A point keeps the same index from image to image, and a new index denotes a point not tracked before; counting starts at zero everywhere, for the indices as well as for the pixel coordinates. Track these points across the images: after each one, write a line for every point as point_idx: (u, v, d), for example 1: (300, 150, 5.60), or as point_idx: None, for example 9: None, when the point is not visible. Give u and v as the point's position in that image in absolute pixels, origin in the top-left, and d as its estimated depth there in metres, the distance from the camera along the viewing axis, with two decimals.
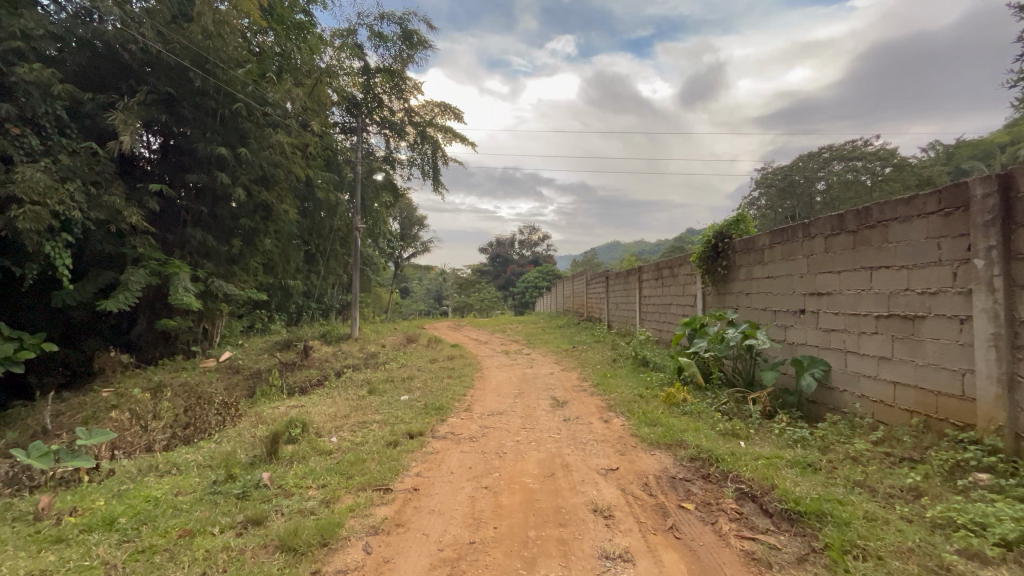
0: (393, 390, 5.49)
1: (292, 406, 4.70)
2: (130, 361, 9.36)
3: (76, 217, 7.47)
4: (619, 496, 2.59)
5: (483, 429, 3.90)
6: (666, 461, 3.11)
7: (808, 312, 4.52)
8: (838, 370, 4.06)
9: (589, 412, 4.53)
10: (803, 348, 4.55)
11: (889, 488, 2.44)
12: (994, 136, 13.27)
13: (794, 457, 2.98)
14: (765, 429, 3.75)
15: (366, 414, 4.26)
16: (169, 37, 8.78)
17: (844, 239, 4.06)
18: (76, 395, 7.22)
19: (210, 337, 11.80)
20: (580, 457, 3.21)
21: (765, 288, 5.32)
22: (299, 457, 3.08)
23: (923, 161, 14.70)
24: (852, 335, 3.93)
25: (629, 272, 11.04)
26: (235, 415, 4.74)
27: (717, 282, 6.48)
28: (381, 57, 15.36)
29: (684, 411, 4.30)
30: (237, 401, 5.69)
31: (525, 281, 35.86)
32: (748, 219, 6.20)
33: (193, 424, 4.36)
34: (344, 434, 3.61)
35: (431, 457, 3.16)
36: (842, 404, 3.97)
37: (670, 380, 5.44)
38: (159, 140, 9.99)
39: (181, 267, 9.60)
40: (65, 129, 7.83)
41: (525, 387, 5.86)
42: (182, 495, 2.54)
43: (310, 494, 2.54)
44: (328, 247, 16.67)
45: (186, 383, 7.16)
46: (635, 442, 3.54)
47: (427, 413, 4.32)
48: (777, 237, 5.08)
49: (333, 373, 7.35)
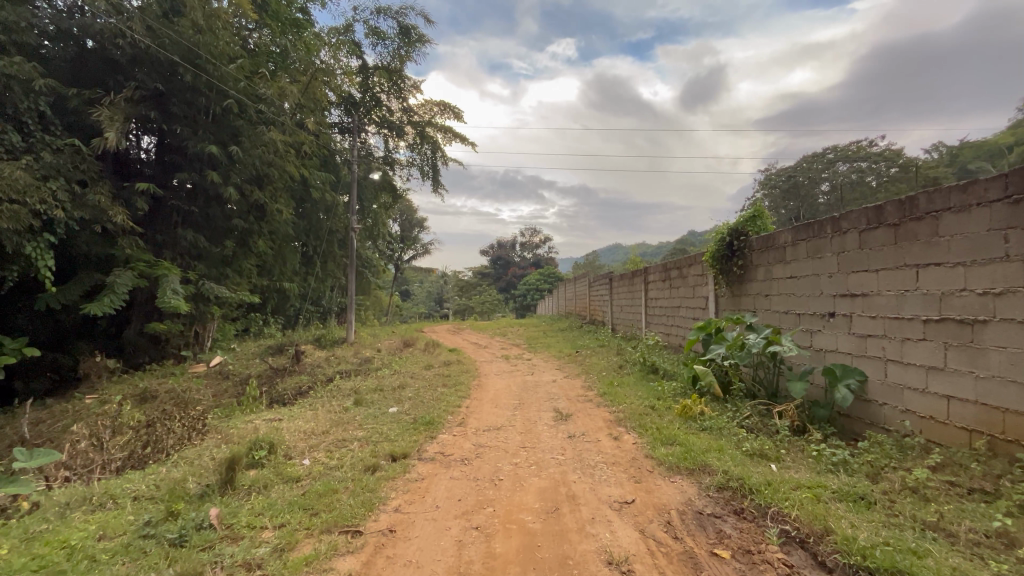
0: (382, 402, 5.03)
1: (268, 421, 4.26)
2: (117, 367, 8.94)
3: (58, 217, 7.06)
4: (638, 542, 2.14)
5: (478, 449, 3.45)
6: (690, 490, 2.67)
7: (839, 315, 4.07)
8: (876, 381, 3.61)
9: (596, 427, 4.07)
10: (834, 356, 4.09)
11: (970, 534, 2.00)
12: (999, 137, 12.41)
13: (842, 488, 2.53)
14: (798, 449, 3.31)
15: (347, 431, 3.80)
16: (159, 31, 8.34)
17: (883, 233, 3.61)
18: (58, 403, 6.81)
19: (200, 341, 11.19)
20: (587, 485, 2.76)
21: (787, 290, 4.86)
22: (262, 486, 2.64)
23: (927, 161, 14.23)
24: (893, 341, 3.48)
25: (634, 274, 10.58)
26: (205, 430, 4.29)
27: (732, 283, 6.04)
28: (379, 56, 14.96)
29: (703, 426, 3.84)
30: (216, 413, 5.23)
31: (526, 284, 35.39)
32: (766, 214, 5.70)
33: (157, 439, 3.93)
34: (318, 456, 3.16)
35: (415, 486, 2.71)
36: (883, 419, 3.51)
37: (684, 390, 4.98)
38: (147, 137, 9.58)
39: (171, 269, 9.15)
40: (48, 125, 7.42)
41: (526, 397, 5.39)
42: (107, 540, 2.08)
43: (263, 538, 2.10)
44: (325, 248, 16.24)
45: (172, 389, 6.76)
46: (651, 466, 3.08)
47: (416, 429, 3.87)
48: (801, 233, 4.62)
49: (323, 380, 6.88)
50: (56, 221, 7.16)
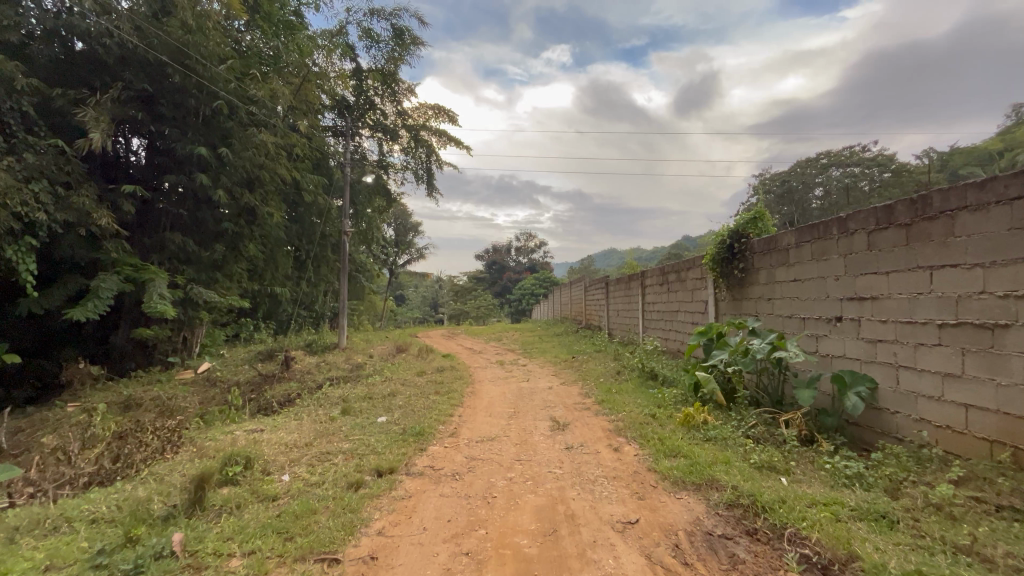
0: (371, 411, 4.81)
1: (250, 433, 4.03)
2: (101, 374, 8.64)
3: (40, 220, 6.81)
4: (644, 569, 1.94)
5: (470, 462, 3.26)
6: (697, 508, 2.49)
7: (846, 320, 3.91)
8: (888, 389, 3.45)
9: (595, 437, 3.88)
10: (841, 362, 3.93)
11: (1008, 557, 1.83)
12: (989, 143, 12.46)
13: (860, 505, 2.36)
14: (809, 461, 3.14)
15: (332, 443, 3.58)
16: (148, 31, 8.14)
17: (893, 234, 3.46)
18: (39, 411, 6.54)
19: (188, 346, 10.86)
20: (588, 503, 2.56)
21: (791, 293, 4.70)
22: (234, 507, 2.43)
23: (917, 167, 14.32)
24: (906, 347, 3.32)
25: (631, 278, 10.43)
26: (182, 441, 4.06)
27: (733, 287, 5.89)
28: (373, 58, 14.79)
29: (707, 437, 3.66)
30: (196, 423, 4.99)
31: (521, 288, 35.24)
32: (766, 216, 5.56)
33: (130, 451, 3.69)
34: (299, 471, 2.95)
35: (402, 505, 2.52)
36: (896, 428, 3.35)
37: (685, 397, 4.80)
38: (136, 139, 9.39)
39: (158, 273, 8.87)
40: (31, 126, 7.19)
41: (521, 406, 5.19)
42: (57, 571, 1.87)
43: (228, 569, 1.89)
44: (317, 253, 15.99)
45: (157, 397, 6.52)
46: (655, 481, 2.89)
47: (405, 440, 3.66)
48: (806, 234, 4.47)
49: (312, 388, 6.64)
50: (38, 224, 6.90)
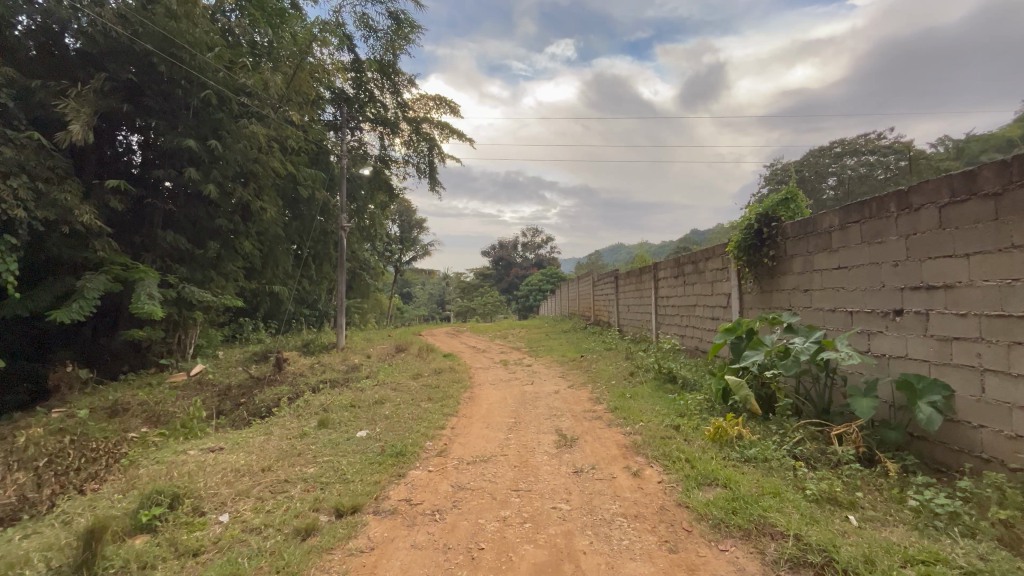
0: (351, 424, 4.23)
1: (210, 453, 3.49)
2: (90, 378, 8.09)
3: (20, 217, 6.22)
4: None
5: (457, 493, 2.67)
6: (750, 567, 1.88)
7: (908, 314, 3.26)
8: (967, 398, 2.81)
9: (610, 457, 3.27)
10: (901, 363, 3.30)
11: None
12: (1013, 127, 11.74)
13: (975, 566, 1.73)
14: (876, 490, 2.54)
15: (293, 468, 3.00)
16: (132, 19, 7.53)
17: (978, 207, 2.79)
18: (19, 418, 6.04)
19: (183, 346, 10.10)
20: (603, 560, 1.97)
21: (834, 283, 4.05)
22: (136, 572, 1.87)
23: (934, 154, 13.61)
24: (994, 347, 2.67)
25: (642, 271, 9.78)
26: (123, 465, 3.54)
27: (761, 277, 5.24)
28: (372, 49, 14.13)
29: (744, 456, 3.05)
30: (160, 438, 4.43)
31: (528, 284, 34.56)
32: (800, 196, 4.92)
33: (60, 481, 3.16)
34: (242, 510, 2.38)
35: (359, 562, 1.95)
36: (981, 446, 2.72)
37: (712, 407, 4.15)
38: (135, 137, 9.00)
39: (148, 272, 8.29)
40: (9, 119, 6.55)
41: (523, 415, 4.59)
42: None
43: None
44: (317, 249, 15.48)
45: (141, 403, 5.99)
46: (689, 523, 2.27)
47: (382, 463, 3.07)
48: (855, 213, 3.81)
49: (300, 394, 6.07)
50: (17, 222, 6.31)
